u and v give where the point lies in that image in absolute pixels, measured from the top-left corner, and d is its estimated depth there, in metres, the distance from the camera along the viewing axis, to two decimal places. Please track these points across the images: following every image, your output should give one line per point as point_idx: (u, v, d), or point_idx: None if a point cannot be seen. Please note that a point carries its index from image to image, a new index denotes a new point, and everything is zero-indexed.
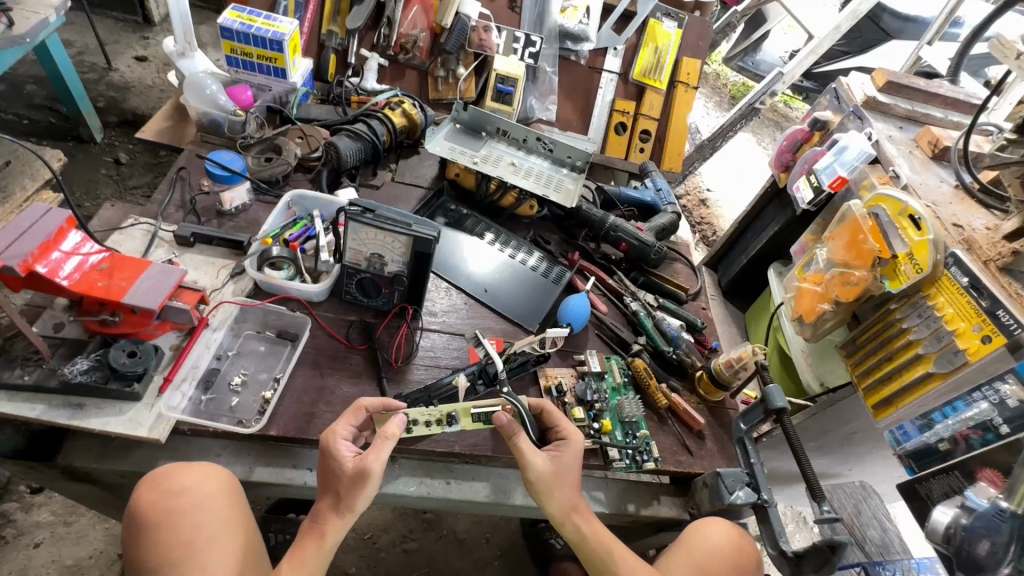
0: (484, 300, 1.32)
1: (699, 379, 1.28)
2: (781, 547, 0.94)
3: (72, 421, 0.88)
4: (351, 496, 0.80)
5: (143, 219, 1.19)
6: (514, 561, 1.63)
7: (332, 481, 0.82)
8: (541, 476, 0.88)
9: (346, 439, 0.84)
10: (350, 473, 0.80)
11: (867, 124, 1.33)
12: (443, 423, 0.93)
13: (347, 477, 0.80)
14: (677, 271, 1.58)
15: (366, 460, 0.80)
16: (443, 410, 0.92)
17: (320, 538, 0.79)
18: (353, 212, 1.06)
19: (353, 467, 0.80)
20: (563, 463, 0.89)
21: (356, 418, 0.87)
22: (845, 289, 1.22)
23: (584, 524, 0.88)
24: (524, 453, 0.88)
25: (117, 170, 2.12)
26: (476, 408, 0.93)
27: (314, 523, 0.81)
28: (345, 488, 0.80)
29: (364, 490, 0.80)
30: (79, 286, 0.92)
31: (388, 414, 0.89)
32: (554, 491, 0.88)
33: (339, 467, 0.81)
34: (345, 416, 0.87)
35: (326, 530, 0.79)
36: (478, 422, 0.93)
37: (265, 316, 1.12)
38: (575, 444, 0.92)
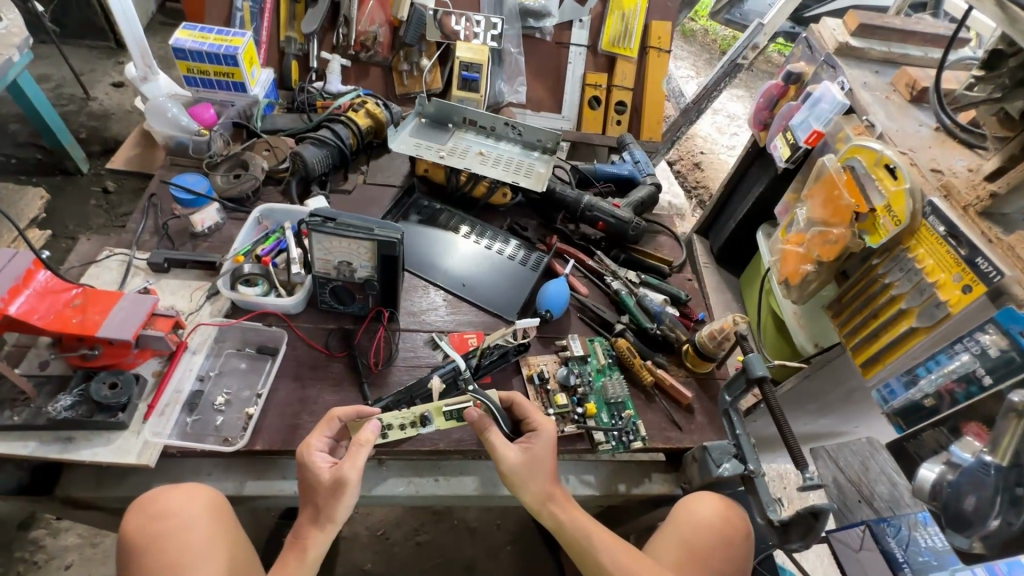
0: (462, 295, 1.32)
1: (685, 353, 1.27)
2: (769, 517, 0.93)
3: (63, 455, 0.91)
4: (329, 507, 0.82)
5: (118, 250, 1.21)
6: (525, 545, 1.66)
7: (312, 494, 0.84)
8: (513, 467, 0.89)
9: (321, 451, 0.87)
10: (327, 483, 0.82)
11: (840, 73, 1.28)
12: (417, 424, 0.94)
13: (325, 489, 0.82)
14: (660, 244, 1.56)
15: (343, 469, 0.82)
16: (416, 411, 0.93)
17: (301, 553, 0.81)
18: (314, 222, 1.06)
19: (330, 476, 0.82)
20: (535, 453, 0.90)
21: (330, 428, 0.89)
22: (826, 248, 1.18)
23: (559, 511, 0.89)
24: (496, 449, 0.89)
25: (107, 198, 2.16)
26: (447, 406, 0.94)
27: (295, 539, 0.83)
28: (324, 499, 0.82)
29: (342, 498, 0.81)
30: (54, 325, 0.94)
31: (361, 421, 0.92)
32: (527, 481, 0.89)
33: (316, 479, 0.83)
34: (318, 428, 0.89)
35: (308, 543, 0.81)
36: (451, 420, 0.95)
37: (243, 333, 1.14)
38: (547, 433, 0.93)
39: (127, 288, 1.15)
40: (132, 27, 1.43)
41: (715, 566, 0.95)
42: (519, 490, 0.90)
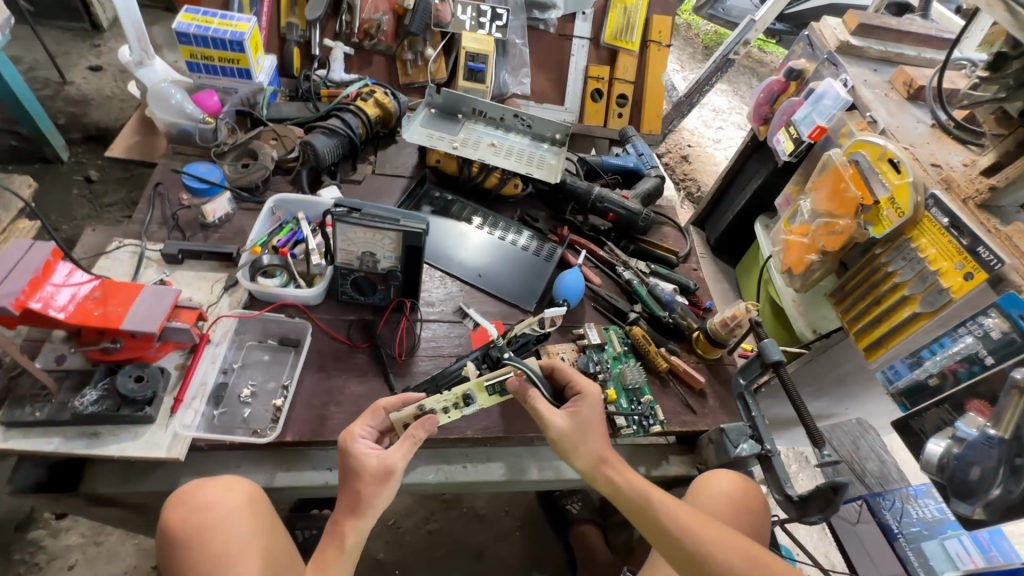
0: (479, 285, 1.33)
1: (696, 339, 1.31)
2: (787, 492, 0.99)
3: (91, 450, 0.90)
4: (369, 495, 0.82)
5: (127, 241, 1.17)
6: (534, 529, 1.70)
7: (353, 480, 0.83)
8: (561, 432, 0.91)
9: (364, 438, 0.87)
10: (374, 471, 0.82)
11: (842, 70, 1.33)
12: (461, 405, 0.94)
13: (370, 477, 0.82)
14: (665, 235, 1.60)
15: (391, 459, 0.83)
16: (458, 392, 0.93)
17: (339, 542, 0.81)
18: (339, 212, 1.05)
19: (376, 463, 0.83)
20: (583, 416, 0.93)
21: (374, 418, 0.90)
22: (831, 239, 1.24)
23: (614, 473, 0.91)
24: (544, 416, 0.91)
25: (90, 188, 2.07)
26: (489, 381, 0.93)
27: (333, 530, 0.83)
28: (368, 488, 0.82)
29: (386, 487, 0.82)
30: (75, 317, 0.92)
31: (407, 408, 0.92)
32: (580, 444, 0.91)
33: (361, 465, 0.83)
34: (362, 417, 0.90)
35: (346, 530, 0.81)
36: (494, 395, 0.94)
37: (264, 325, 1.13)
38: (592, 395, 0.95)
39: (140, 280, 1.12)
40: (129, 7, 1.34)
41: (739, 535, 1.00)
42: (573, 455, 0.92)
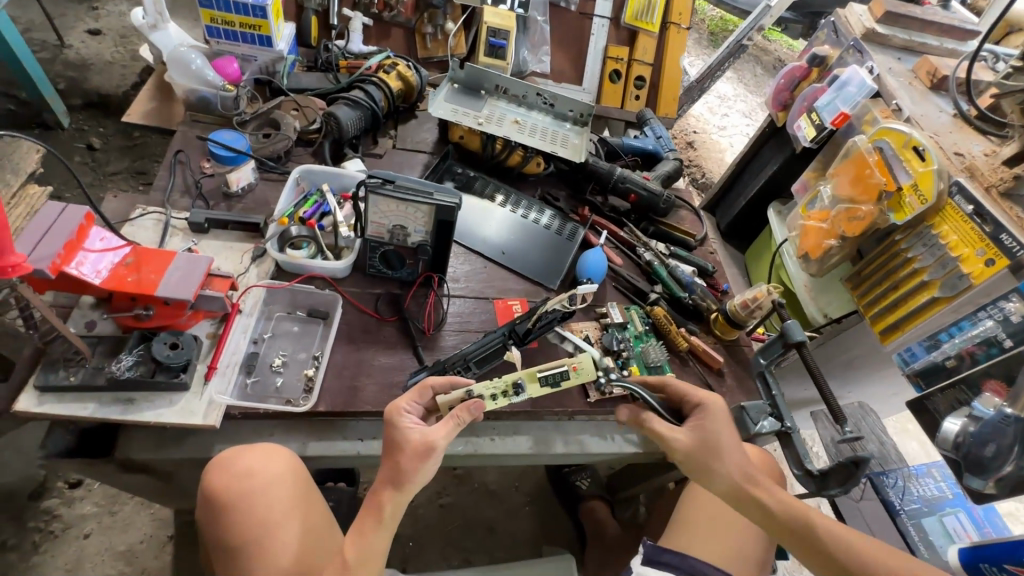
0: (503, 263, 1.34)
1: (715, 320, 1.34)
2: (807, 467, 1.03)
3: (127, 415, 0.89)
4: (409, 470, 0.80)
5: (151, 208, 1.15)
6: (543, 504, 1.74)
7: (394, 453, 0.82)
8: (686, 448, 0.90)
9: (408, 414, 0.87)
10: (417, 446, 0.82)
11: (868, 57, 1.35)
12: (509, 393, 0.96)
13: (412, 452, 0.81)
14: (682, 218, 1.61)
15: (434, 435, 0.83)
16: (509, 380, 0.96)
17: (377, 515, 0.80)
18: (373, 183, 1.05)
19: (418, 438, 0.82)
20: (707, 432, 0.90)
21: (421, 397, 0.91)
22: (851, 224, 1.27)
23: (765, 496, 0.85)
24: (663, 434, 0.93)
25: (92, 156, 2.01)
26: (542, 372, 0.98)
27: (370, 501, 0.81)
28: (409, 463, 0.81)
29: (428, 463, 0.81)
30: (109, 282, 0.91)
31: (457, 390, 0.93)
32: (713, 462, 0.88)
33: (403, 438, 0.83)
34: (410, 394, 0.91)
35: (383, 500, 0.80)
36: (546, 387, 0.97)
37: (293, 296, 1.13)
38: (710, 406, 0.94)
39: (167, 248, 1.10)
40: None
41: None
42: (709, 475, 0.88)
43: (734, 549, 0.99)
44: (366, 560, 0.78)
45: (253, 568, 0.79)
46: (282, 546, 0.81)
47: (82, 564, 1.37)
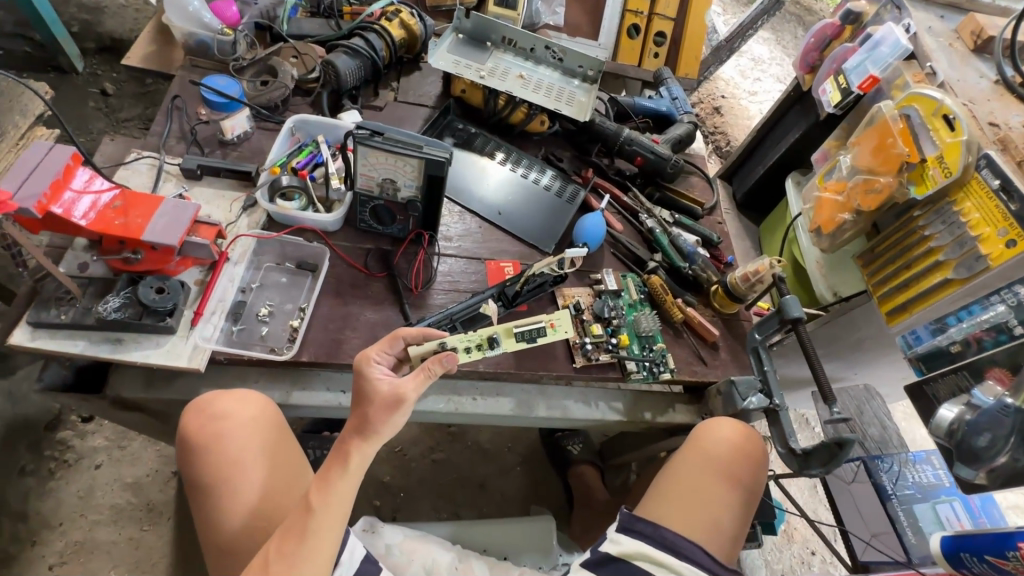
0: (498, 223, 1.31)
1: (714, 293, 1.29)
2: (790, 446, 1.01)
3: (114, 355, 0.92)
4: (376, 420, 0.81)
5: (146, 153, 1.15)
6: (534, 466, 1.76)
7: (364, 404, 0.83)
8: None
9: (378, 364, 0.88)
10: (386, 397, 0.82)
11: (906, 15, 1.22)
12: (485, 347, 0.96)
13: (381, 402, 0.82)
14: (692, 185, 1.54)
15: (404, 387, 0.83)
16: (484, 334, 0.95)
17: (344, 462, 0.81)
18: (361, 135, 1.02)
19: (388, 390, 0.83)
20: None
21: (393, 346, 0.91)
22: (867, 198, 1.20)
23: None
24: None
25: (105, 102, 2.02)
26: (517, 327, 0.98)
27: (337, 450, 0.82)
28: (376, 412, 0.82)
29: (397, 415, 0.82)
30: (97, 225, 0.92)
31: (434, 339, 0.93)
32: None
33: (373, 389, 0.83)
34: (380, 343, 0.91)
35: (350, 452, 0.81)
36: (522, 342, 0.98)
37: (282, 247, 1.13)
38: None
39: (159, 193, 1.11)
40: None
41: (738, 479, 1.02)
42: None
43: (708, 525, 0.97)
44: (329, 507, 0.78)
45: (221, 507, 0.82)
46: (251, 489, 0.83)
47: (94, 492, 1.46)
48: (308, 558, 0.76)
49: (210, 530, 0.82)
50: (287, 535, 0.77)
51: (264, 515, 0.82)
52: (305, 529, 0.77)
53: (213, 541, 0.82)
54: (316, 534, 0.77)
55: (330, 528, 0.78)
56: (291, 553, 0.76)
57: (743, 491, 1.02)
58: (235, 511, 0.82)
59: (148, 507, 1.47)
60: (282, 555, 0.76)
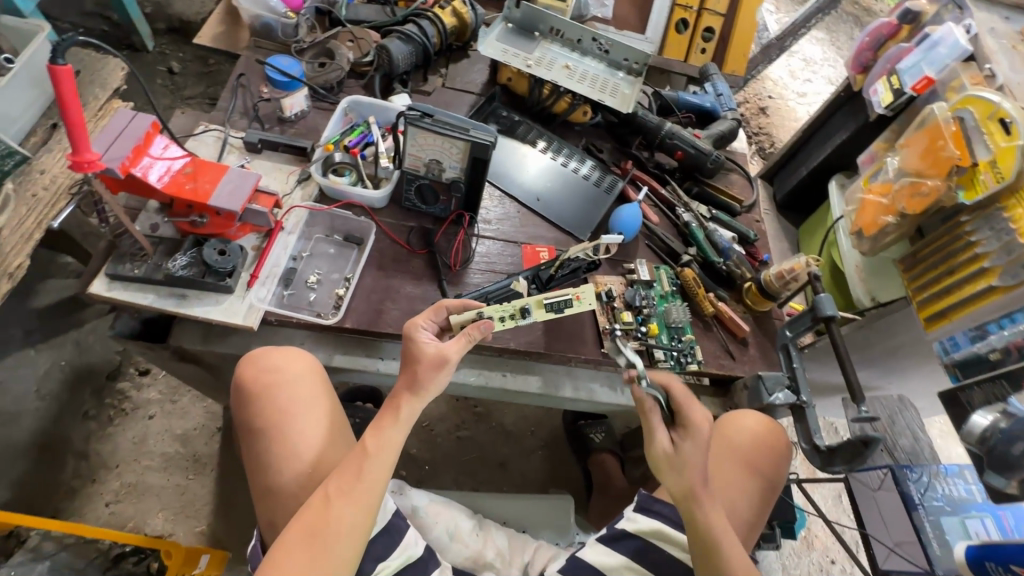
0: (536, 209, 1.35)
1: (748, 290, 1.30)
2: (815, 442, 1.01)
3: (178, 308, 1.01)
4: (425, 378, 0.90)
5: (213, 126, 1.24)
6: (556, 451, 1.80)
7: (412, 363, 0.92)
8: (660, 456, 0.91)
9: (425, 330, 0.95)
10: (432, 357, 0.90)
11: (968, 15, 1.19)
12: (517, 317, 0.99)
13: (428, 363, 0.90)
14: (732, 182, 1.54)
15: (448, 349, 0.91)
16: (516, 305, 0.98)
17: (395, 414, 0.89)
18: (413, 116, 1.08)
19: (433, 351, 0.91)
20: (685, 448, 0.90)
21: (436, 315, 0.98)
22: (913, 201, 1.17)
23: None
24: None
25: (172, 80, 2.15)
26: (548, 299, 0.99)
27: (390, 404, 0.90)
28: (424, 371, 0.90)
29: (442, 374, 0.90)
30: (170, 188, 1.00)
31: (474, 307, 0.99)
32: (669, 468, 0.90)
33: (420, 350, 0.91)
34: (426, 312, 0.98)
35: (401, 404, 0.89)
36: (550, 312, 0.98)
37: (332, 220, 1.20)
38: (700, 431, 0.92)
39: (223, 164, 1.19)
40: None
41: (760, 469, 1.03)
42: None
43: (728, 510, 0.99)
44: (384, 450, 0.87)
45: (270, 451, 0.88)
46: (302, 436, 0.89)
47: (147, 439, 1.58)
48: (363, 496, 0.83)
49: (263, 473, 0.88)
50: (344, 474, 0.84)
51: (316, 461, 0.89)
52: (361, 470, 0.85)
53: (265, 484, 0.88)
54: (371, 475, 0.85)
55: (383, 470, 0.86)
56: (350, 490, 0.83)
57: (764, 481, 1.03)
58: (288, 456, 0.88)
59: (194, 458, 1.58)
60: (342, 492, 0.83)
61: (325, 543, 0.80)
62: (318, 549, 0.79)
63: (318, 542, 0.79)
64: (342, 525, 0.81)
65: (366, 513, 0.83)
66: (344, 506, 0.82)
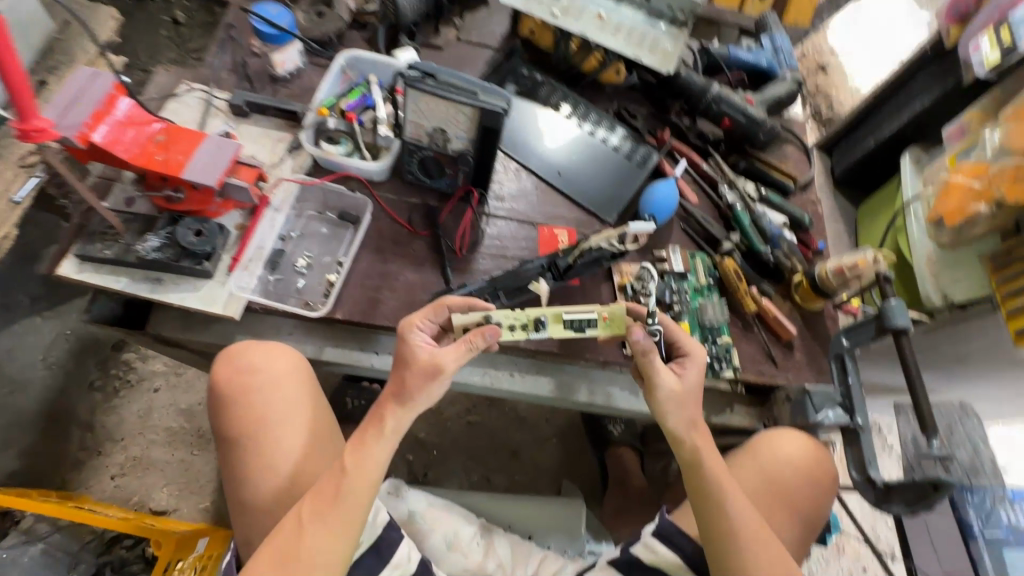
0: (556, 185, 1.18)
1: (797, 285, 1.13)
2: (870, 475, 0.88)
3: (153, 295, 0.92)
4: (414, 387, 0.80)
5: (196, 85, 1.11)
6: (571, 441, 1.69)
7: (401, 367, 0.81)
8: (668, 392, 0.83)
9: (421, 331, 0.85)
10: (425, 364, 0.80)
11: None
12: (529, 329, 0.86)
13: (421, 369, 0.80)
14: (786, 156, 1.33)
15: (443, 357, 0.80)
16: (531, 316, 0.85)
17: (380, 425, 0.80)
18: (411, 76, 0.91)
19: (426, 359, 0.80)
20: (689, 380, 0.85)
21: (436, 314, 0.87)
22: (1015, 187, 0.99)
23: None
24: None
25: (176, 29, 2.00)
26: (568, 315, 0.86)
27: (375, 413, 0.81)
28: (416, 383, 0.79)
29: (435, 383, 0.80)
30: (138, 159, 0.88)
31: (484, 315, 0.85)
32: (680, 408, 0.83)
33: (411, 356, 0.81)
34: (424, 311, 0.87)
35: (386, 415, 0.80)
36: (571, 332, 0.86)
37: (325, 195, 1.07)
38: (698, 358, 0.87)
39: (206, 130, 1.07)
40: None
41: (797, 505, 0.91)
42: None
43: None
44: (364, 469, 0.77)
45: (246, 462, 0.80)
46: (280, 448, 0.80)
47: (152, 413, 1.55)
48: (341, 519, 0.75)
49: (237, 484, 0.80)
50: (321, 494, 0.76)
51: (294, 476, 0.80)
52: (339, 490, 0.76)
53: (239, 497, 0.80)
54: (350, 495, 0.76)
55: (364, 490, 0.77)
56: (325, 513, 0.75)
57: (803, 519, 0.91)
58: (263, 467, 0.80)
59: (199, 433, 1.55)
60: (317, 514, 0.75)
61: (296, 571, 0.72)
62: None
63: (288, 570, 0.72)
64: (314, 553, 0.73)
65: (343, 540, 0.75)
66: (318, 531, 0.74)
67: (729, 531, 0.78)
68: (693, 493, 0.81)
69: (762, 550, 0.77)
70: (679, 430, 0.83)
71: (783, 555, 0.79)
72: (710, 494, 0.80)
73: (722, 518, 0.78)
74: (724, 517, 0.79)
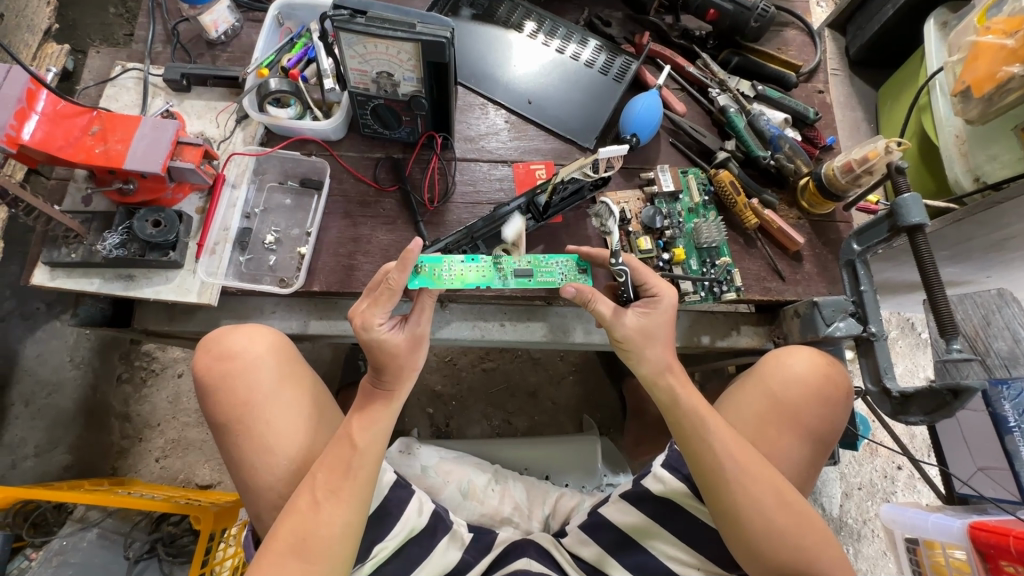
0: (528, 115, 1.09)
1: (804, 189, 1.03)
2: (885, 385, 0.84)
3: (127, 292, 0.91)
4: (407, 361, 0.80)
5: (131, 64, 1.04)
6: (588, 375, 1.68)
7: (382, 362, 0.79)
8: (629, 334, 0.81)
9: (383, 320, 0.78)
10: (406, 344, 0.79)
11: None
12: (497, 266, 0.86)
13: (404, 351, 0.80)
14: (786, 42, 1.18)
15: (419, 327, 0.81)
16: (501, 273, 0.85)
17: (385, 398, 0.81)
18: (340, 17, 0.82)
19: (407, 338, 0.79)
20: (656, 321, 0.82)
21: (393, 301, 0.77)
22: None
23: None
24: None
25: None
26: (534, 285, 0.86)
27: (375, 388, 0.81)
28: (404, 361, 0.80)
29: (421, 352, 0.81)
30: (78, 155, 0.85)
31: (443, 259, 0.83)
32: (645, 349, 0.81)
33: (391, 345, 0.78)
34: (380, 302, 0.77)
35: (396, 389, 0.81)
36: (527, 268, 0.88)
37: (283, 164, 1.04)
38: (666, 296, 0.83)
39: (149, 112, 1.01)
40: None
41: (807, 424, 0.86)
42: None
43: None
44: (374, 442, 0.77)
45: (240, 447, 0.80)
46: (270, 427, 0.81)
47: (182, 397, 1.57)
48: (353, 492, 0.75)
49: (238, 470, 0.81)
50: (331, 469, 0.75)
51: (292, 452, 0.80)
52: (349, 463, 0.75)
53: (241, 478, 0.81)
54: (359, 469, 0.76)
55: (374, 461, 0.77)
56: (338, 488, 0.74)
57: (813, 438, 0.86)
58: (258, 450, 0.80)
59: None
60: (331, 490, 0.74)
61: (315, 547, 0.72)
62: (307, 557, 0.71)
63: (307, 549, 0.71)
64: (331, 527, 0.73)
65: (357, 512, 0.75)
66: (334, 507, 0.73)
67: (714, 461, 0.76)
68: (677, 432, 0.79)
69: (749, 480, 0.74)
70: (652, 372, 0.82)
71: (776, 481, 0.76)
72: (691, 431, 0.78)
73: (707, 452, 0.76)
74: (709, 448, 0.76)
